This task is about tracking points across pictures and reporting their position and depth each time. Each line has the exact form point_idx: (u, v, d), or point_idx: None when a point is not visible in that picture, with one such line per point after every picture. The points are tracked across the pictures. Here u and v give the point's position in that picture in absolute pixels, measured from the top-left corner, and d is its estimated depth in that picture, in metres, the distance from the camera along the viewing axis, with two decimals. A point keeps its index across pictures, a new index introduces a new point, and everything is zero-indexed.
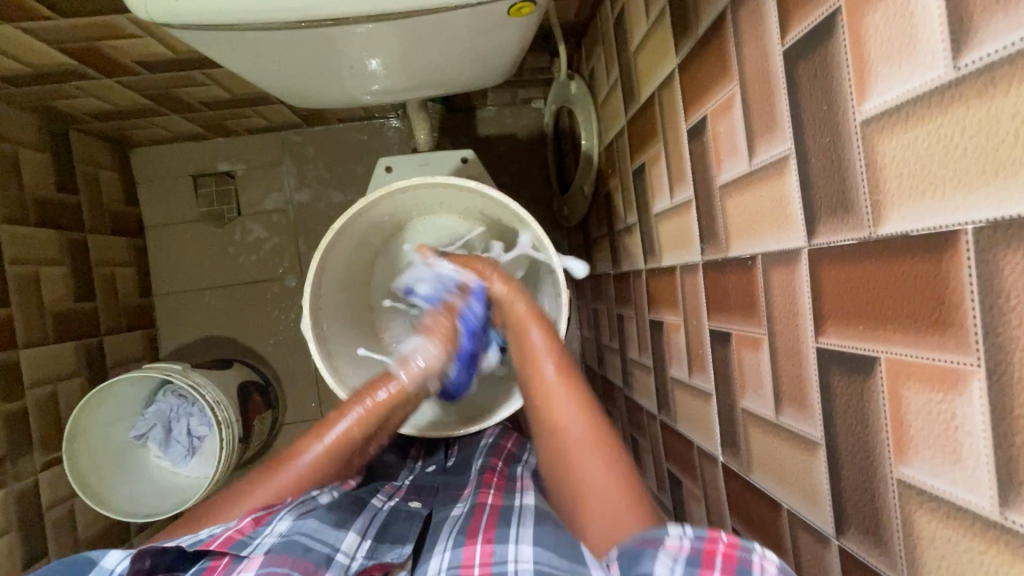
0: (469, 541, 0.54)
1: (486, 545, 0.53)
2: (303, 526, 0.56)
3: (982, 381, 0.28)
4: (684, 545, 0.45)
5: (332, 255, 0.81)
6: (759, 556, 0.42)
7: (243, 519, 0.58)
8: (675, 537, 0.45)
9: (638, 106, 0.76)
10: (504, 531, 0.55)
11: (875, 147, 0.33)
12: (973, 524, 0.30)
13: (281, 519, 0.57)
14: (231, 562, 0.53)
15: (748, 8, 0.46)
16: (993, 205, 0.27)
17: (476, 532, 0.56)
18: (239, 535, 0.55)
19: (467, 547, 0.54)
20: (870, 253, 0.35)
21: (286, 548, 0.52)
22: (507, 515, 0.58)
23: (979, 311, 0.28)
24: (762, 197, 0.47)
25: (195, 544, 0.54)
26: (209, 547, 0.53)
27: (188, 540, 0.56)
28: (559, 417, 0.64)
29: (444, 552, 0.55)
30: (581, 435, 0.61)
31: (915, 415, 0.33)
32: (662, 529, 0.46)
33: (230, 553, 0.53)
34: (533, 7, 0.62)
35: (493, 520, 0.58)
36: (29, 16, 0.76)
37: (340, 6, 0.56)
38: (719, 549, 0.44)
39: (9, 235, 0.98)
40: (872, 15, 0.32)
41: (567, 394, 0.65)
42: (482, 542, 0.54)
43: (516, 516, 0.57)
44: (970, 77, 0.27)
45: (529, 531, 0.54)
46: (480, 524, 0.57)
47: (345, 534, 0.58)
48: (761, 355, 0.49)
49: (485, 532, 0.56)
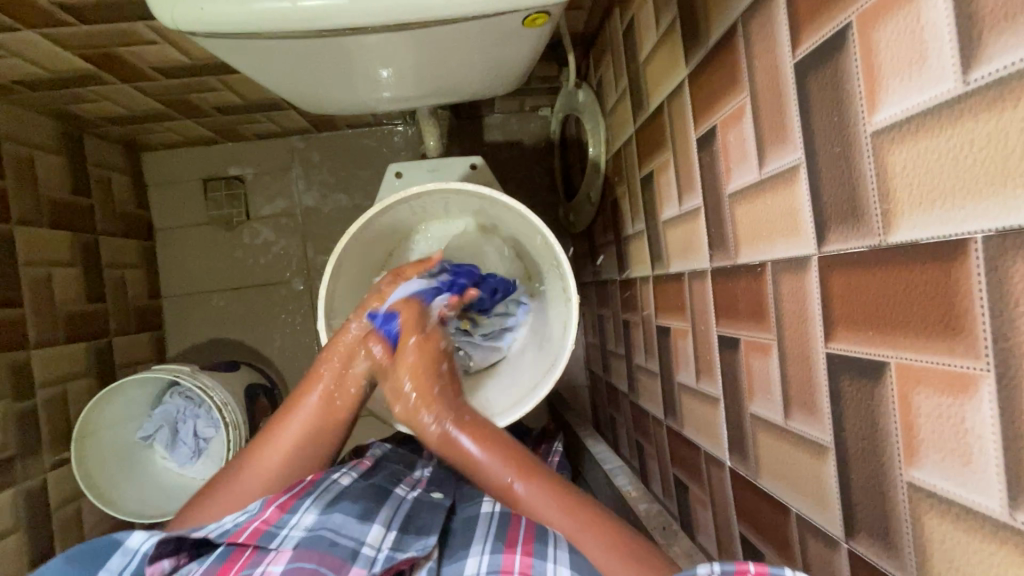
0: (509, 550, 0.55)
1: (525, 557, 0.54)
2: (329, 521, 0.57)
3: (992, 386, 0.29)
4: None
5: (343, 260, 0.82)
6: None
7: (267, 506, 0.57)
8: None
9: (647, 114, 0.78)
10: (542, 547, 0.55)
11: (886, 156, 0.34)
12: (983, 526, 0.30)
13: (308, 510, 0.58)
14: (257, 552, 0.54)
15: (759, 21, 0.47)
16: (1003, 215, 0.27)
17: (517, 542, 0.56)
18: (266, 526, 0.56)
19: (506, 555, 0.55)
20: (881, 259, 0.35)
21: (312, 544, 0.54)
22: (545, 527, 0.57)
23: (988, 318, 0.29)
24: (770, 206, 0.48)
25: (223, 535, 0.56)
26: (237, 538, 0.55)
27: (214, 531, 0.56)
28: (492, 483, 0.58)
29: (482, 555, 0.56)
30: (553, 520, 0.54)
31: (925, 418, 0.34)
32: (689, 571, 0.42)
33: (257, 544, 0.54)
34: (547, 18, 0.63)
35: (533, 530, 0.57)
36: (52, 23, 0.78)
37: (359, 16, 0.57)
38: None
39: (23, 237, 0.99)
40: (882, 31, 0.34)
41: (545, 496, 0.55)
42: (522, 553, 0.54)
43: (553, 533, 0.56)
44: (979, 91, 0.28)
45: (566, 555, 0.53)
46: (520, 534, 0.57)
47: (370, 527, 0.58)
48: (770, 361, 0.50)
49: (524, 543, 0.55)
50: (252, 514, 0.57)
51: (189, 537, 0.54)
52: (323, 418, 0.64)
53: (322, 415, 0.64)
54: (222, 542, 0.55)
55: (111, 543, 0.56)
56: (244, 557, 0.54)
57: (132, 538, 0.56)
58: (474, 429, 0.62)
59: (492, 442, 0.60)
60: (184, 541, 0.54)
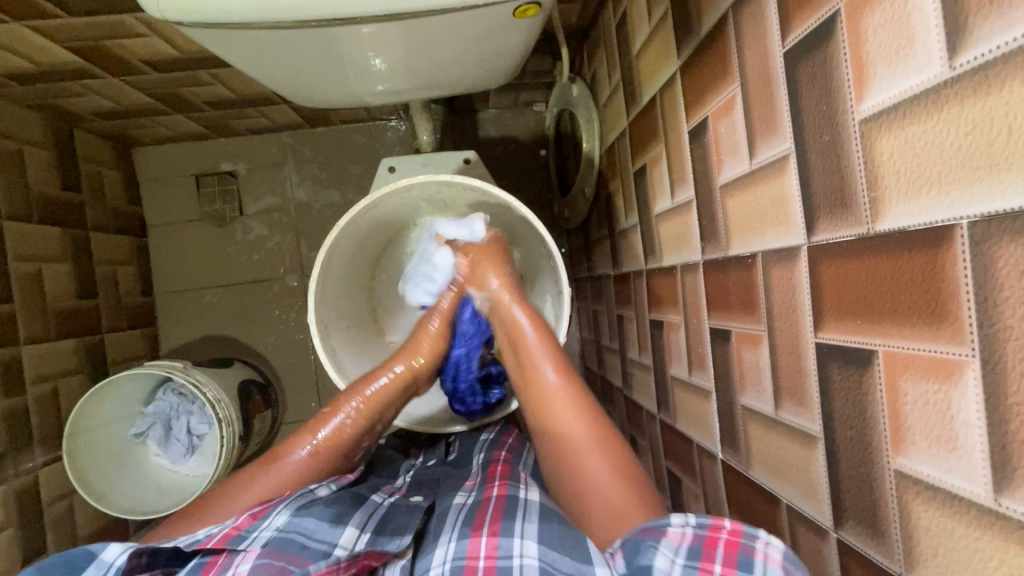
0: (474, 532, 0.55)
1: (491, 538, 0.54)
2: (300, 525, 0.57)
3: (977, 372, 0.29)
4: (686, 533, 0.47)
5: (335, 255, 0.82)
6: (762, 543, 0.44)
7: (239, 515, 0.58)
8: (676, 527, 0.48)
9: (639, 107, 0.78)
10: (509, 523, 0.55)
11: (874, 144, 0.34)
12: (969, 512, 0.30)
13: (279, 514, 0.58)
14: (230, 557, 0.53)
15: (749, 10, 0.47)
16: (989, 200, 0.27)
17: (482, 523, 0.57)
18: (236, 531, 0.56)
19: (472, 538, 0.54)
20: (869, 247, 0.35)
21: (283, 545, 0.54)
22: (513, 506, 0.58)
23: (974, 304, 0.29)
24: (761, 197, 0.48)
25: (192, 545, 0.55)
26: (206, 544, 0.54)
27: (186, 541, 0.56)
28: (555, 418, 0.64)
29: (450, 543, 0.56)
30: (578, 431, 0.62)
31: (911, 406, 0.34)
32: (663, 520, 0.49)
33: (228, 549, 0.54)
34: (538, 9, 0.63)
35: (499, 511, 0.58)
36: (40, 15, 0.77)
37: (348, 6, 0.57)
38: (721, 538, 0.46)
39: (13, 232, 0.98)
40: (869, 17, 0.33)
41: (600, 459, 0.59)
42: (488, 534, 0.54)
43: (521, 510, 0.57)
44: (966, 75, 0.28)
45: (534, 526, 0.55)
46: (486, 515, 0.58)
47: (343, 529, 0.58)
48: (761, 352, 0.50)
49: (491, 524, 0.56)
50: (222, 525, 0.57)
51: (163, 548, 0.54)
52: (325, 460, 0.67)
53: (323, 457, 0.67)
54: (192, 551, 0.54)
55: (86, 554, 0.54)
56: (217, 563, 0.53)
57: (108, 550, 0.54)
58: (566, 383, 0.66)
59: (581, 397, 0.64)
60: (156, 557, 0.54)
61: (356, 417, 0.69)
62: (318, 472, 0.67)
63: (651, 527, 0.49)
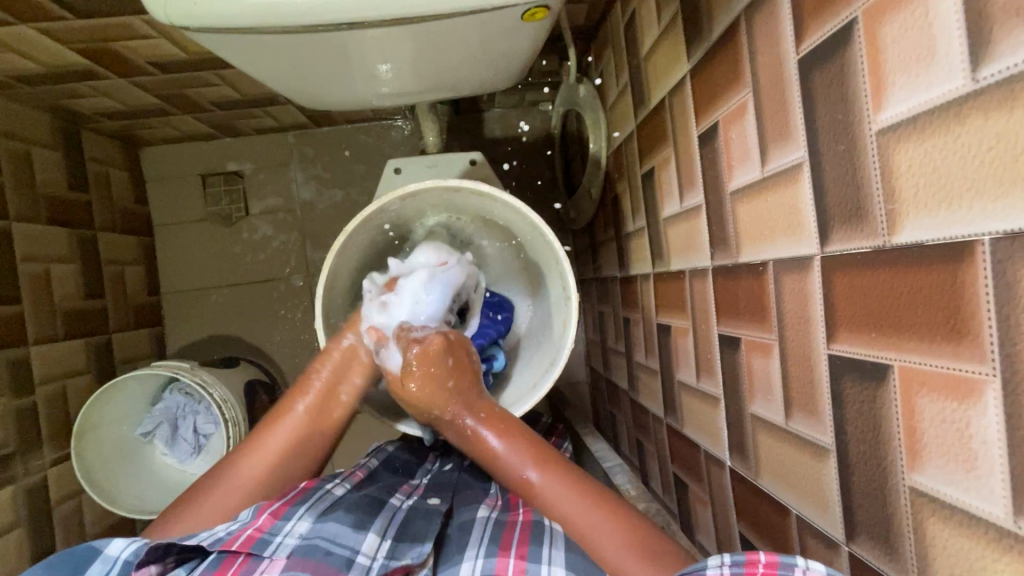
0: (501, 552, 0.55)
1: (519, 561, 0.54)
2: (322, 531, 0.56)
3: (998, 392, 0.28)
4: (724, 574, 0.41)
5: (341, 257, 0.82)
6: (801, 571, 0.39)
7: (260, 514, 0.58)
8: (714, 568, 0.42)
9: (648, 110, 0.77)
10: (537, 548, 0.55)
11: (891, 155, 0.34)
12: (987, 532, 0.30)
13: (302, 519, 0.57)
14: (250, 560, 0.54)
15: (762, 15, 0.46)
16: (1012, 216, 0.27)
17: (510, 544, 0.56)
18: (259, 533, 0.56)
19: (500, 558, 0.55)
20: (885, 259, 0.35)
21: (307, 553, 0.54)
22: (540, 528, 0.58)
23: (995, 322, 0.28)
24: (773, 204, 0.47)
25: (215, 543, 0.55)
26: (230, 546, 0.54)
27: (205, 537, 0.56)
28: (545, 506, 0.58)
29: (475, 560, 0.56)
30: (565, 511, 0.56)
31: (928, 422, 0.33)
32: (701, 560, 0.43)
33: (248, 552, 0.54)
34: (547, 12, 0.62)
35: (526, 535, 0.57)
36: (47, 17, 0.77)
37: (355, 10, 0.56)
38: (759, 573, 0.41)
39: (22, 232, 0.99)
40: (889, 25, 0.33)
41: (544, 482, 0.59)
42: (515, 556, 0.55)
43: (549, 535, 0.57)
44: (990, 89, 0.27)
45: (561, 553, 0.54)
46: (514, 536, 0.57)
47: (364, 535, 0.57)
48: (772, 361, 0.49)
49: (519, 546, 0.56)
50: (244, 523, 0.57)
51: (178, 544, 0.54)
52: (324, 399, 0.69)
53: (321, 398, 0.69)
54: (214, 550, 0.54)
55: (91, 549, 0.56)
56: (236, 564, 0.53)
57: (112, 545, 0.55)
58: (497, 425, 0.65)
59: (516, 432, 0.64)
60: (171, 547, 0.54)
61: (299, 415, 0.68)
62: (321, 416, 0.69)
63: (686, 574, 0.43)
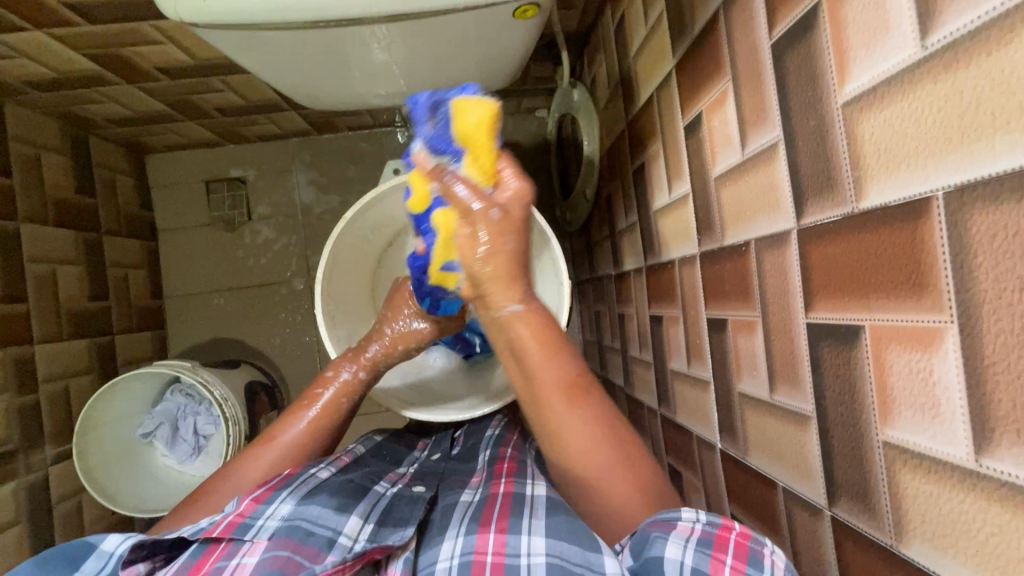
0: (481, 529, 0.54)
1: (499, 535, 0.53)
2: (307, 512, 0.57)
3: (956, 336, 0.30)
4: (697, 528, 0.46)
5: (339, 251, 0.84)
6: (770, 549, 0.44)
7: (242, 501, 0.58)
8: (687, 520, 0.47)
9: (637, 107, 0.80)
10: (517, 520, 0.54)
11: (856, 124, 0.36)
12: (952, 475, 0.31)
13: (284, 501, 0.58)
14: (232, 544, 0.54)
15: (739, 6, 0.49)
16: (960, 170, 0.29)
17: (490, 520, 0.56)
18: (240, 518, 0.56)
19: (479, 535, 0.54)
20: (854, 224, 0.37)
21: (288, 533, 0.54)
22: (521, 505, 0.57)
23: (951, 271, 0.30)
24: (754, 184, 0.49)
25: (198, 533, 0.55)
26: (210, 534, 0.54)
27: (189, 529, 0.56)
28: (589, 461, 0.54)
29: (456, 538, 0.55)
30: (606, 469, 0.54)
31: (896, 375, 0.35)
32: (675, 512, 0.48)
33: (230, 536, 0.54)
34: (537, 10, 0.65)
35: (506, 510, 0.57)
36: (60, 22, 0.80)
37: (354, 8, 0.59)
38: (732, 537, 0.45)
39: (30, 233, 1.01)
40: (849, 4, 0.35)
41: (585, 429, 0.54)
42: (495, 530, 0.54)
43: (528, 509, 0.56)
44: (937, 54, 0.29)
45: (541, 522, 0.53)
46: (494, 512, 0.57)
47: (347, 518, 0.57)
48: (756, 338, 0.51)
49: (499, 520, 0.55)
50: (228, 510, 0.57)
51: (164, 540, 0.53)
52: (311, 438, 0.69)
53: (308, 435, 0.69)
54: (196, 540, 0.54)
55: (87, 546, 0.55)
56: (219, 550, 0.54)
57: (107, 541, 0.55)
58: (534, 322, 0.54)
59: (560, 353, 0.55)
60: (158, 544, 0.54)
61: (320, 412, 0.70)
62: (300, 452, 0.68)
63: (661, 520, 0.48)
